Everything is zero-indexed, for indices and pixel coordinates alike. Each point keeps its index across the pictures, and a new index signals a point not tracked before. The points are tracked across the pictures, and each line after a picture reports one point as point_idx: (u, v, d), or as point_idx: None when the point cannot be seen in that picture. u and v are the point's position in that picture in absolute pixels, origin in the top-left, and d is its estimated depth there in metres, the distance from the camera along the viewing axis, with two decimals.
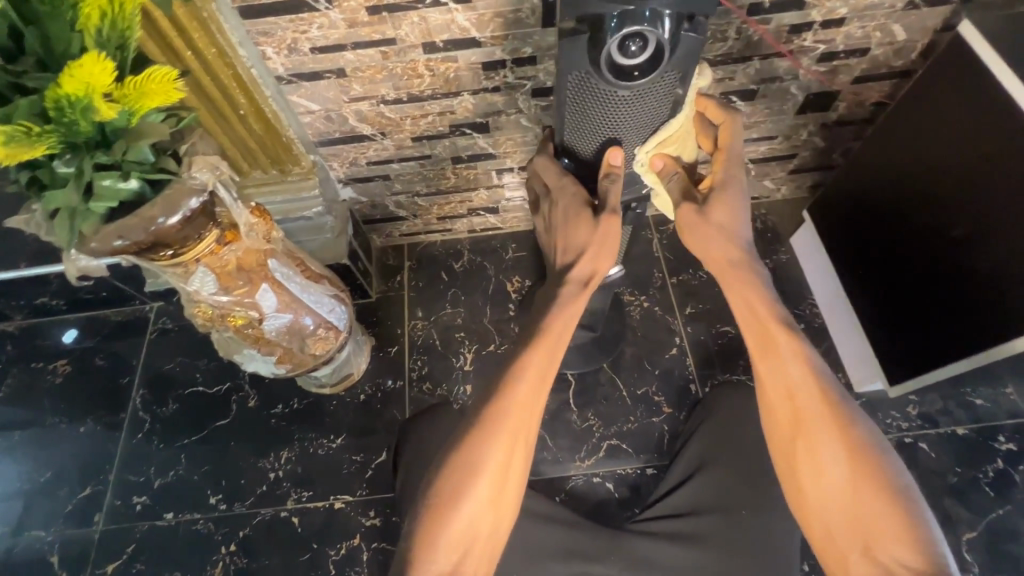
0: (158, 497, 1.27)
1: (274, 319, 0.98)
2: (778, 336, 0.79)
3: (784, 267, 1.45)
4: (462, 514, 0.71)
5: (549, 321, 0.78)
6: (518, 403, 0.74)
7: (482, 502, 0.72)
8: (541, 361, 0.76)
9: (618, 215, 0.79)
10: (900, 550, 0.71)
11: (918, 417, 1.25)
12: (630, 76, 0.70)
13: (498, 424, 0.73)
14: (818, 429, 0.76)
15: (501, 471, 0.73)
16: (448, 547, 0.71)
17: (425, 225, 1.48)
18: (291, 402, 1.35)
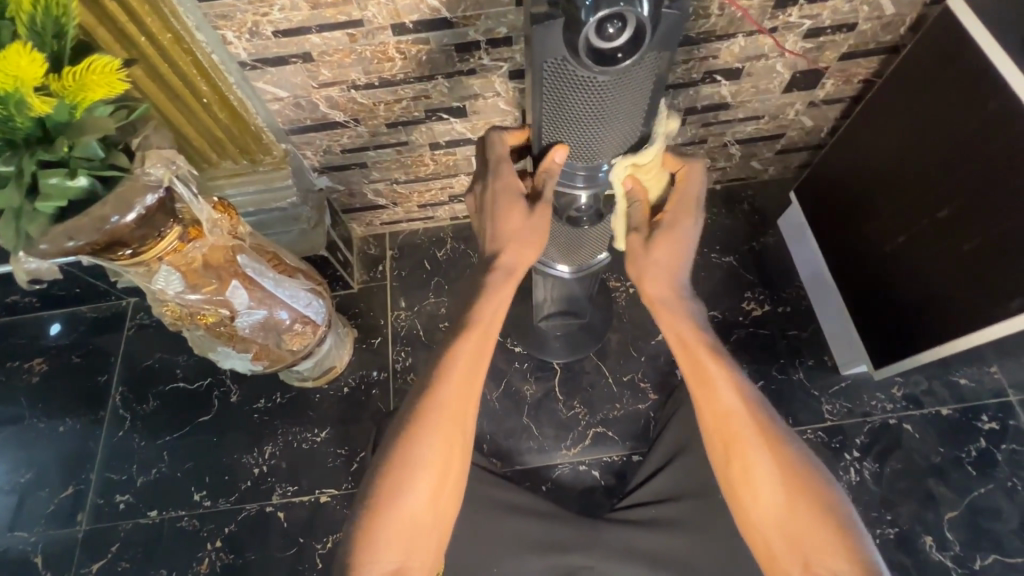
0: (141, 495, 1.26)
1: (248, 315, 0.96)
2: (706, 360, 0.80)
3: (770, 250, 1.44)
4: (406, 501, 0.72)
5: (480, 307, 0.78)
6: (452, 390, 0.75)
7: (424, 488, 0.73)
8: (472, 348, 0.77)
9: (548, 212, 0.81)
10: (837, 564, 0.71)
11: (903, 398, 1.25)
12: (609, 61, 0.64)
13: (435, 412, 0.74)
14: (749, 448, 0.76)
15: (442, 457, 0.74)
16: (393, 536, 0.72)
17: (406, 213, 1.45)
18: (274, 397, 1.33)
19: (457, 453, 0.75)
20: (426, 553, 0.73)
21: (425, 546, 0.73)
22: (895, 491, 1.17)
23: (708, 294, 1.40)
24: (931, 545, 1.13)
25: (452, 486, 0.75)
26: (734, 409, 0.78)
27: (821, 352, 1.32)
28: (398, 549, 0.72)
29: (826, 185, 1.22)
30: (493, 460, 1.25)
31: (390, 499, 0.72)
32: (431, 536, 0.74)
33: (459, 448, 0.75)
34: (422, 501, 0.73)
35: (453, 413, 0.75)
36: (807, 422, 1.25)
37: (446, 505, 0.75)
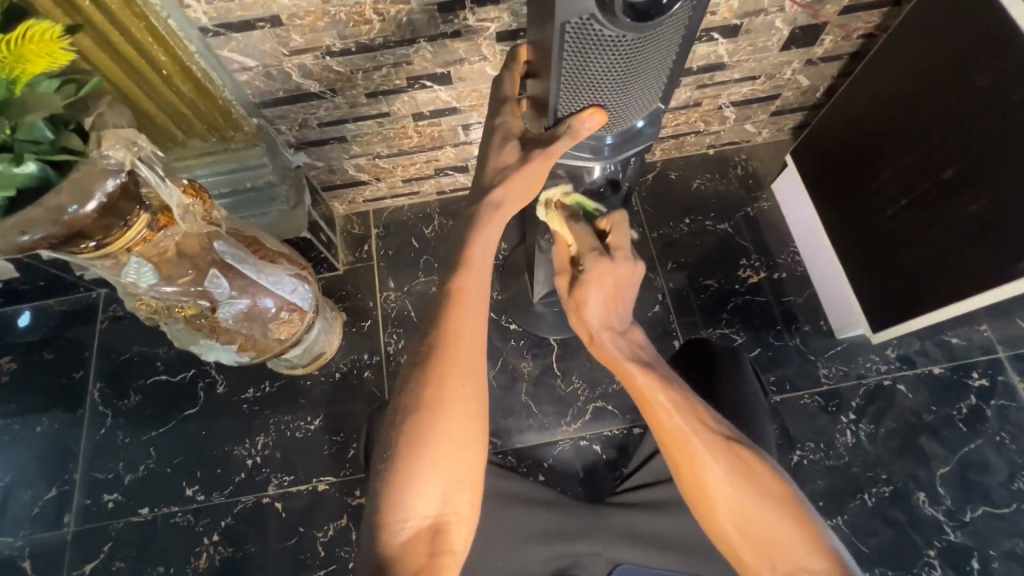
0: (131, 493, 1.21)
1: (230, 305, 0.90)
2: (638, 377, 0.77)
3: (765, 215, 1.42)
4: (429, 450, 0.64)
5: (468, 249, 0.68)
6: (459, 327, 0.67)
7: (447, 431, 0.65)
8: (475, 281, 0.68)
9: (551, 156, 0.67)
10: (804, 557, 0.67)
11: (897, 359, 1.26)
12: (640, 17, 0.57)
13: (445, 351, 0.66)
14: (700, 465, 0.71)
15: (460, 395, 0.65)
16: (421, 488, 0.63)
17: (390, 189, 1.38)
18: (263, 386, 1.29)
19: (475, 386, 0.66)
20: (462, 503, 0.66)
21: (460, 493, 0.65)
22: (890, 450, 1.19)
23: (704, 263, 1.38)
24: (924, 500, 1.15)
25: (478, 421, 0.66)
26: (678, 426, 0.73)
27: (817, 318, 1.32)
28: (431, 501, 0.64)
29: (828, 147, 1.19)
30: (493, 440, 1.23)
31: (412, 447, 0.64)
32: (464, 479, 0.65)
33: (476, 380, 0.67)
34: (447, 446, 0.64)
35: (465, 354, 0.67)
36: (804, 387, 1.26)
37: (473, 442, 0.66)
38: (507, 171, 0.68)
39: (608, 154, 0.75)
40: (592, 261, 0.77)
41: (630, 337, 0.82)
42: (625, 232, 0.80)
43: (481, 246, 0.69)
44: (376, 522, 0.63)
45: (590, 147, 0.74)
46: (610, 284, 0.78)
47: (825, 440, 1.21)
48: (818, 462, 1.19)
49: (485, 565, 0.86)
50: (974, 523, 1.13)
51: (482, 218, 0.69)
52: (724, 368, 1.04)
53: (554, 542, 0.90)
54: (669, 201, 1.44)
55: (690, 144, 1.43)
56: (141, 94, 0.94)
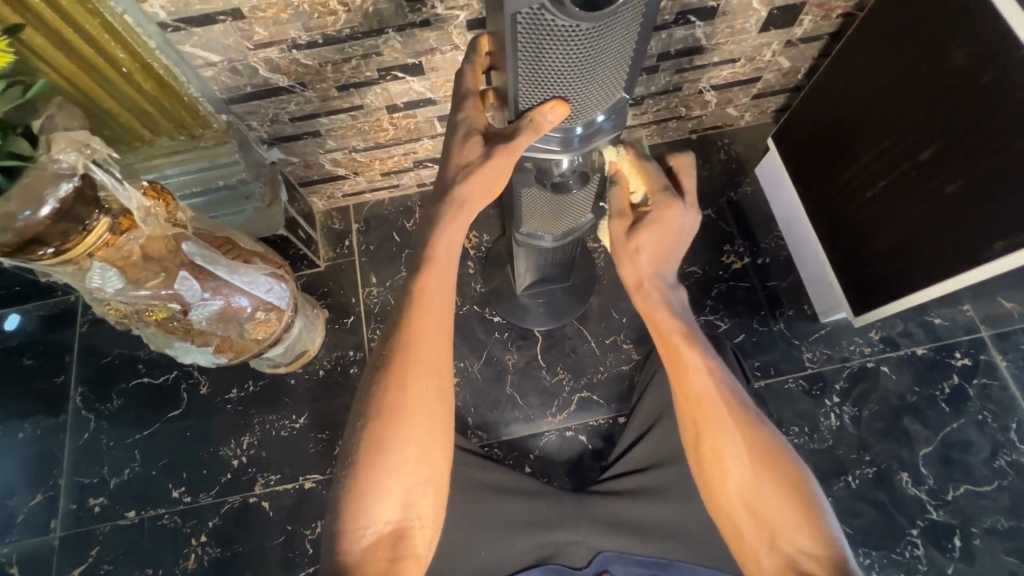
0: (117, 497, 1.21)
1: (204, 306, 0.89)
2: (681, 346, 0.78)
3: (749, 200, 1.41)
4: (392, 455, 0.64)
5: (432, 249, 0.69)
6: (423, 329, 0.67)
7: (409, 436, 0.65)
8: (437, 282, 0.68)
9: (514, 152, 0.66)
10: (802, 539, 0.70)
11: (880, 341, 1.26)
12: (591, 5, 0.56)
13: (407, 355, 0.66)
14: (717, 432, 0.75)
15: (422, 399, 0.66)
16: (383, 494, 0.64)
17: (369, 183, 1.36)
18: (246, 385, 1.28)
19: (437, 389, 0.67)
20: (426, 507, 0.66)
21: (423, 496, 0.66)
22: (873, 432, 1.20)
23: (688, 249, 1.37)
24: (907, 480, 1.16)
25: (441, 425, 0.67)
26: (706, 389, 0.76)
27: (802, 302, 1.32)
28: (394, 506, 0.64)
29: (806, 131, 1.18)
30: (478, 433, 1.23)
31: (373, 452, 0.64)
32: (427, 484, 0.66)
33: (440, 386, 0.67)
34: (409, 450, 0.65)
35: (426, 358, 0.67)
36: (788, 371, 1.26)
37: (436, 446, 0.66)
38: (469, 168, 0.68)
39: (578, 146, 0.73)
40: (663, 204, 0.77)
41: (677, 296, 0.82)
42: (692, 176, 0.81)
43: (447, 245, 0.69)
44: (338, 528, 0.64)
45: (558, 139, 0.72)
46: (670, 229, 0.78)
47: (809, 424, 1.21)
48: (802, 446, 1.19)
49: (466, 559, 0.86)
50: (956, 501, 1.14)
51: (445, 216, 0.69)
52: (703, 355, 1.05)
53: (534, 535, 0.90)
54: None
55: (672, 129, 1.41)
56: (103, 93, 0.92)
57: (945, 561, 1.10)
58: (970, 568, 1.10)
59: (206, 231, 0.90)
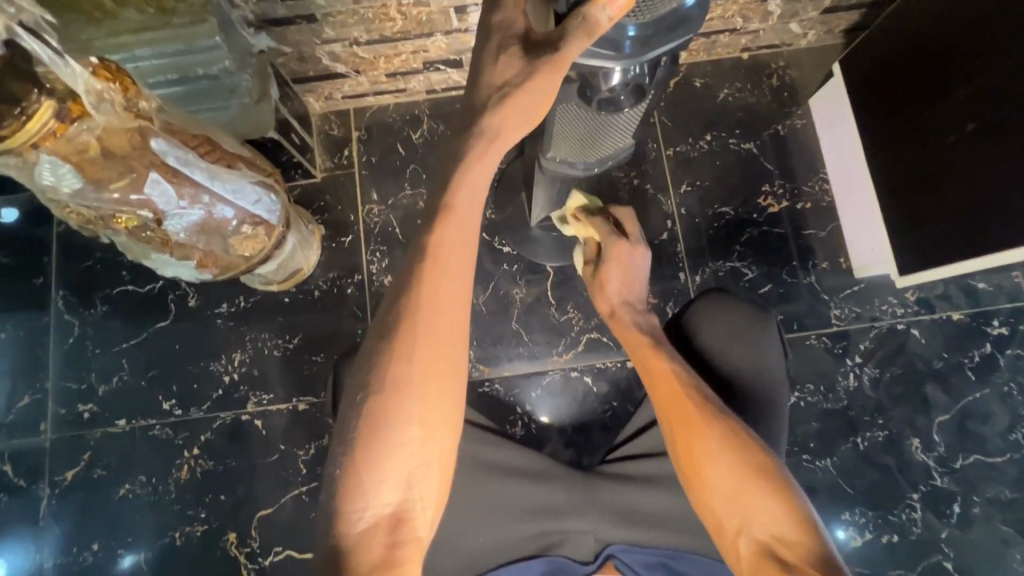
0: (105, 405, 1.18)
1: (184, 217, 0.80)
2: (645, 347, 0.89)
3: (797, 135, 1.26)
4: (393, 434, 0.57)
5: (455, 195, 0.58)
6: (434, 292, 0.58)
7: (415, 410, 0.58)
8: (456, 235, 0.58)
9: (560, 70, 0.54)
10: (777, 523, 0.66)
11: (915, 302, 1.18)
12: None
13: (414, 325, 0.58)
14: (693, 423, 0.76)
15: (430, 370, 0.58)
16: (382, 474, 0.57)
17: (373, 84, 1.20)
18: (236, 301, 1.21)
19: (448, 361, 0.59)
20: (429, 489, 0.59)
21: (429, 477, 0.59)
22: (891, 396, 1.14)
23: (721, 187, 1.24)
24: (917, 446, 1.12)
25: (451, 406, 0.59)
26: (679, 390, 0.79)
27: (837, 254, 1.21)
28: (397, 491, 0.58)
29: (901, 52, 0.99)
30: (478, 368, 1.18)
31: (375, 435, 0.57)
32: (431, 464, 0.59)
33: (452, 357, 0.59)
34: (414, 429, 0.58)
35: (437, 327, 0.58)
36: (812, 327, 1.18)
37: (443, 425, 0.59)
38: (505, 90, 0.56)
39: (631, 52, 0.56)
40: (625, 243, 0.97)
41: (647, 318, 0.96)
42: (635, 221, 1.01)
43: (473, 190, 0.58)
44: (334, 507, 0.57)
45: (606, 40, 0.55)
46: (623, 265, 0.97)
47: (826, 383, 1.15)
48: (815, 405, 1.15)
49: (466, 536, 0.84)
50: (963, 470, 1.11)
51: (478, 150, 0.57)
52: (742, 326, 0.92)
53: (536, 499, 0.87)
54: (690, 114, 1.26)
55: (722, 45, 1.23)
56: None
57: (941, 525, 1.09)
58: (965, 534, 1.09)
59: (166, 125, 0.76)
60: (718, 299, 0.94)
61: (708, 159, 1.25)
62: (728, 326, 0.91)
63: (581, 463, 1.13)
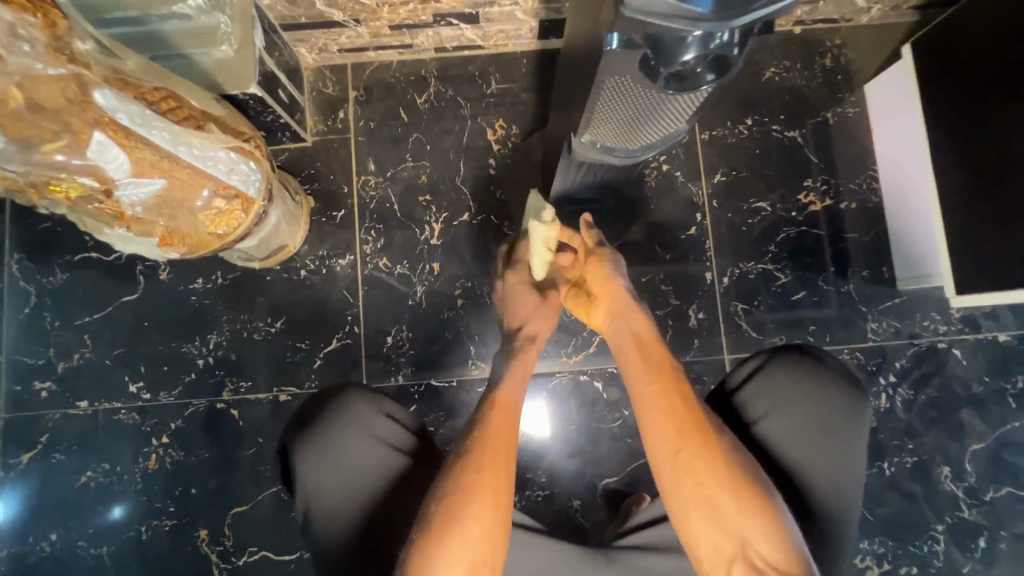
0: (66, 384, 1.07)
1: (142, 185, 0.66)
2: (646, 352, 0.78)
3: (847, 125, 1.13)
4: (463, 522, 0.65)
5: (508, 393, 0.79)
6: (493, 447, 0.72)
7: (478, 506, 0.67)
8: (506, 411, 0.77)
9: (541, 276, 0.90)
10: (767, 545, 0.63)
11: (960, 320, 1.07)
12: None
13: (474, 461, 0.70)
14: (689, 428, 0.70)
15: (491, 480, 0.69)
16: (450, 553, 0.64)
17: (374, 37, 1.05)
18: (213, 277, 1.08)
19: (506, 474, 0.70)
20: (488, 553, 0.66)
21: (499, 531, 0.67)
22: (924, 420, 1.06)
23: (758, 178, 1.12)
24: (946, 475, 1.04)
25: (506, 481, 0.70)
26: (679, 394, 0.73)
27: (880, 262, 1.10)
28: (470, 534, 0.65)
29: (982, 39, 0.87)
30: (479, 365, 1.07)
31: (464, 483, 0.68)
32: (488, 533, 0.66)
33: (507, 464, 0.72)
34: (480, 513, 0.66)
35: (493, 463, 0.70)
36: (845, 341, 1.08)
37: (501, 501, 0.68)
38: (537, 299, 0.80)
39: (716, 18, 0.42)
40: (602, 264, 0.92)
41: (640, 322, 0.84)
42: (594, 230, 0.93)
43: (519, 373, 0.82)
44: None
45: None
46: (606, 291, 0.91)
47: None
48: None
49: None
50: (993, 503, 1.04)
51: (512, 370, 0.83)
52: (823, 411, 0.76)
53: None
54: (730, 93, 1.13)
55: None
56: None
57: (963, 559, 1.03)
58: (988, 570, 1.02)
59: (114, 70, 0.64)
60: (802, 370, 0.77)
61: (746, 146, 1.12)
62: (805, 407, 0.76)
63: (585, 475, 1.05)
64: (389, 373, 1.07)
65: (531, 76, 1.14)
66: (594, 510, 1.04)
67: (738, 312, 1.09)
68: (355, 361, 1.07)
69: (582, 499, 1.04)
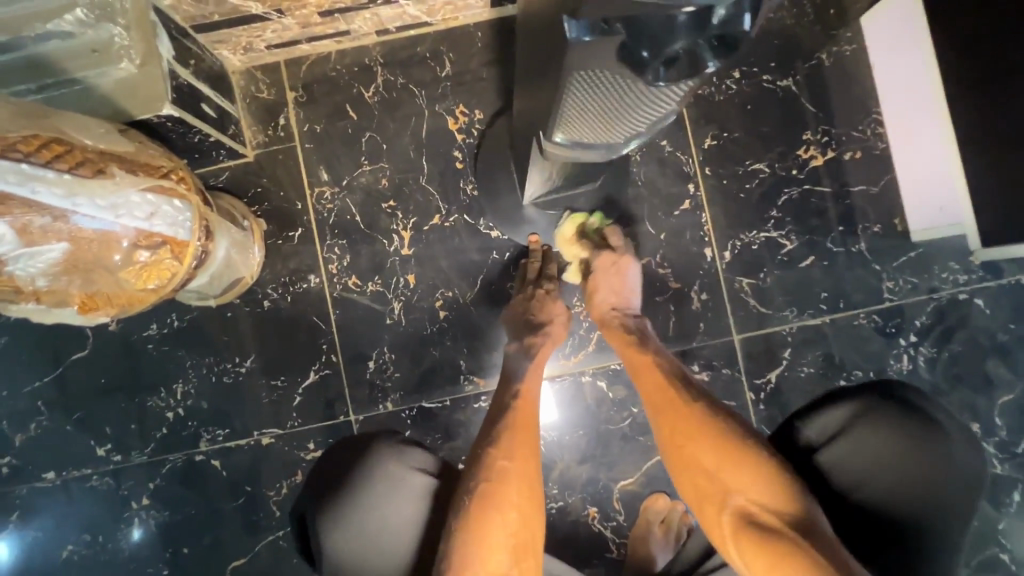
0: (28, 456, 0.98)
1: (38, 255, 0.58)
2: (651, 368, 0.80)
3: (846, 66, 1.02)
4: (506, 495, 0.67)
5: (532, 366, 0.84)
6: (527, 426, 0.76)
7: (517, 485, 0.68)
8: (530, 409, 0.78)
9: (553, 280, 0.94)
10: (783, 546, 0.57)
11: (980, 267, 1.00)
12: None
13: (516, 439, 0.73)
14: (692, 435, 0.70)
15: (528, 467, 0.71)
16: (497, 518, 0.65)
17: (304, 28, 0.92)
18: (168, 320, 0.99)
19: (533, 460, 0.72)
20: (512, 519, 0.66)
21: (536, 518, 0.69)
22: (949, 378, 0.99)
23: (752, 138, 1.01)
24: (976, 432, 0.99)
25: (532, 462, 0.72)
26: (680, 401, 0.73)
27: (891, 215, 1.01)
28: (514, 521, 0.66)
29: None
30: (472, 379, 0.99)
31: (508, 470, 0.69)
32: (528, 517, 0.68)
33: (533, 449, 0.73)
34: (513, 513, 0.67)
35: (526, 455, 0.72)
36: (861, 304, 1.00)
37: (526, 480, 0.70)
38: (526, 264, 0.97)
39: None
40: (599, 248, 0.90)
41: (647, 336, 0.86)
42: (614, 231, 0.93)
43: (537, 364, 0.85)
44: (455, 548, 0.64)
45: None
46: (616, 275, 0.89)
47: (875, 368, 1.00)
48: None
49: None
50: None
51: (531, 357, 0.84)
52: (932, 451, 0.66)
53: None
54: None
55: None
56: None
57: (998, 516, 0.98)
58: None
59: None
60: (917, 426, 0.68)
61: (735, 103, 1.01)
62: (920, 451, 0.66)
63: (598, 481, 0.98)
64: (376, 399, 0.99)
65: (486, 50, 1.01)
66: (612, 515, 0.98)
67: (744, 288, 1.00)
68: (338, 391, 0.99)
69: (598, 506, 0.98)
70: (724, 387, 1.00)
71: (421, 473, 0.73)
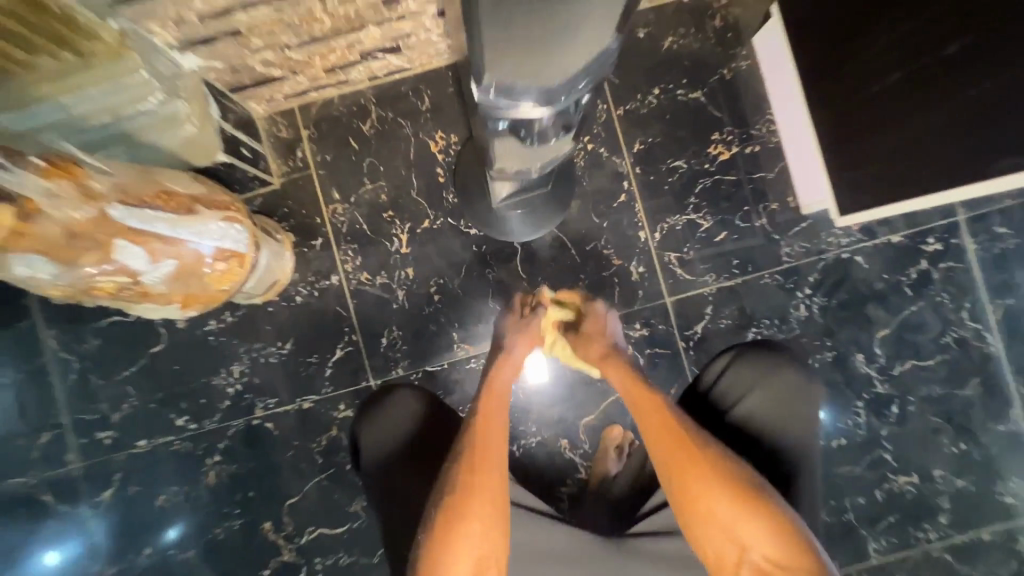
0: (124, 428, 1.26)
1: (160, 269, 0.84)
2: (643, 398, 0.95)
3: (743, 78, 1.28)
4: (483, 493, 0.88)
5: (495, 372, 1.03)
6: (490, 425, 0.95)
7: (488, 484, 0.89)
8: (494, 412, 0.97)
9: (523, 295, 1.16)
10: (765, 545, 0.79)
11: (858, 231, 1.26)
12: None
13: (484, 442, 0.93)
14: (684, 465, 0.86)
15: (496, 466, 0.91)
16: (474, 509, 0.86)
17: (313, 82, 1.18)
18: (223, 316, 1.26)
19: (496, 458, 0.92)
20: (480, 512, 0.86)
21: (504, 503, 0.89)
22: (838, 320, 1.26)
23: (672, 141, 1.28)
24: (861, 361, 1.26)
25: (495, 459, 0.92)
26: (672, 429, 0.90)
27: (786, 195, 1.28)
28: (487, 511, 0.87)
29: None
30: (464, 346, 1.26)
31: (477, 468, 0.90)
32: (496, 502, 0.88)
33: (497, 449, 0.93)
34: (486, 504, 0.87)
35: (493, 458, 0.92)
36: (765, 267, 1.27)
37: (496, 481, 0.90)
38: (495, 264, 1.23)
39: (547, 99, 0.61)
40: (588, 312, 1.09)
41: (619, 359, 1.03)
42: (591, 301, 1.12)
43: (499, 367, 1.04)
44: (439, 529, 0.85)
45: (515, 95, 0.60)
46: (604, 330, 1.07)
47: (779, 316, 1.27)
48: (771, 337, 1.27)
49: None
50: (900, 376, 1.26)
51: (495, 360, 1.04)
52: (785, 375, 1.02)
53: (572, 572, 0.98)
54: (637, 68, 1.28)
55: None
56: None
57: (881, 425, 1.26)
58: (901, 429, 1.26)
59: (116, 187, 0.79)
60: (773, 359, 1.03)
61: (656, 113, 1.27)
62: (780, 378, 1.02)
63: (567, 419, 1.26)
64: (390, 367, 1.26)
65: (456, 86, 1.28)
66: (580, 444, 1.26)
67: (672, 261, 1.27)
68: (359, 363, 1.27)
69: (568, 438, 1.26)
70: (661, 339, 1.27)
71: (417, 397, 1.07)
